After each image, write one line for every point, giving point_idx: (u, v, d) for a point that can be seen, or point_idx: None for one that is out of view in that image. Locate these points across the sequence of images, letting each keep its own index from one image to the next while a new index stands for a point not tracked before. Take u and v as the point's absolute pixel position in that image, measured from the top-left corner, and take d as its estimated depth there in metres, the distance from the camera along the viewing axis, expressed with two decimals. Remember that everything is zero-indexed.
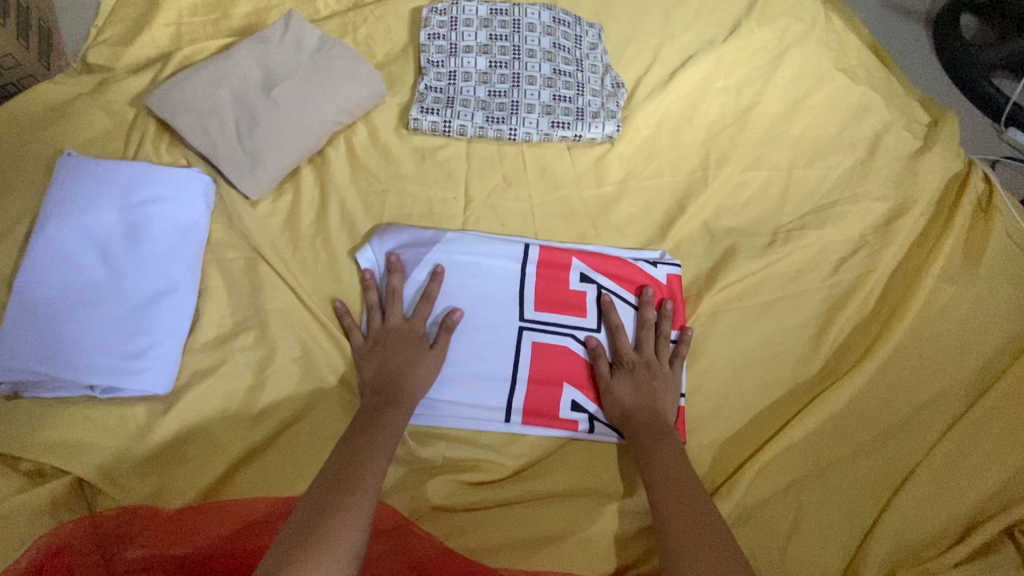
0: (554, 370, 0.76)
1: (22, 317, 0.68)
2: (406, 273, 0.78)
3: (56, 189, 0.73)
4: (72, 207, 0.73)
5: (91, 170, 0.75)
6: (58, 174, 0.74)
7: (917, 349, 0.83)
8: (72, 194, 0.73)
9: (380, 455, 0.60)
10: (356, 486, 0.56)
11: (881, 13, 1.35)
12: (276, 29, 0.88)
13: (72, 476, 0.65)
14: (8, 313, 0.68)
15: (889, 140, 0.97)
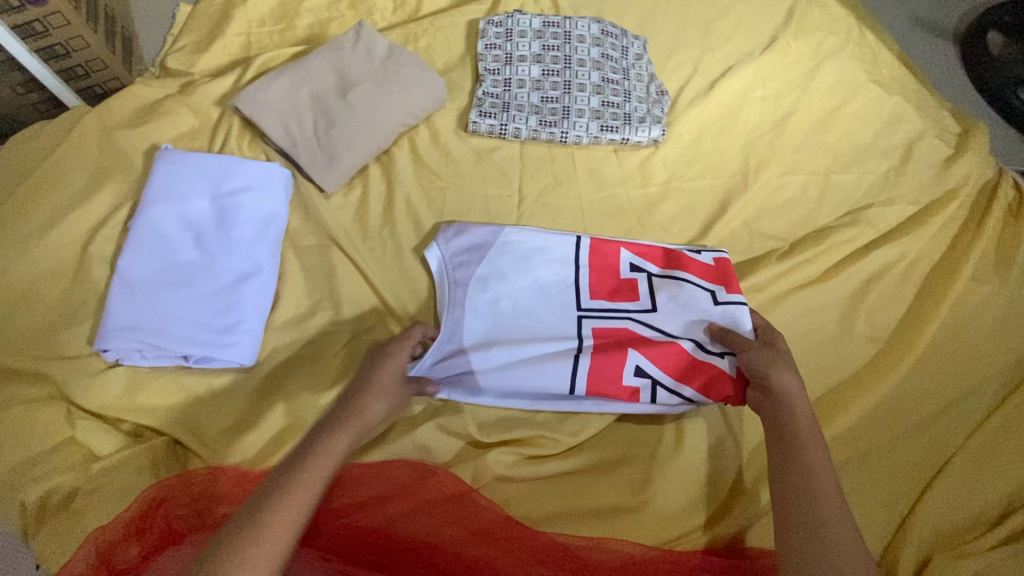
0: (615, 341, 0.77)
1: (126, 292, 0.74)
2: (468, 267, 0.83)
3: (155, 178, 0.80)
4: (170, 195, 0.80)
5: (185, 162, 0.82)
6: (157, 164, 0.82)
7: (953, 345, 0.86)
8: (169, 183, 0.80)
9: (334, 454, 0.57)
10: (295, 488, 0.53)
11: (909, 30, 1.40)
12: (348, 38, 0.95)
13: (168, 438, 0.72)
14: (113, 288, 0.75)
15: (922, 148, 1.01)
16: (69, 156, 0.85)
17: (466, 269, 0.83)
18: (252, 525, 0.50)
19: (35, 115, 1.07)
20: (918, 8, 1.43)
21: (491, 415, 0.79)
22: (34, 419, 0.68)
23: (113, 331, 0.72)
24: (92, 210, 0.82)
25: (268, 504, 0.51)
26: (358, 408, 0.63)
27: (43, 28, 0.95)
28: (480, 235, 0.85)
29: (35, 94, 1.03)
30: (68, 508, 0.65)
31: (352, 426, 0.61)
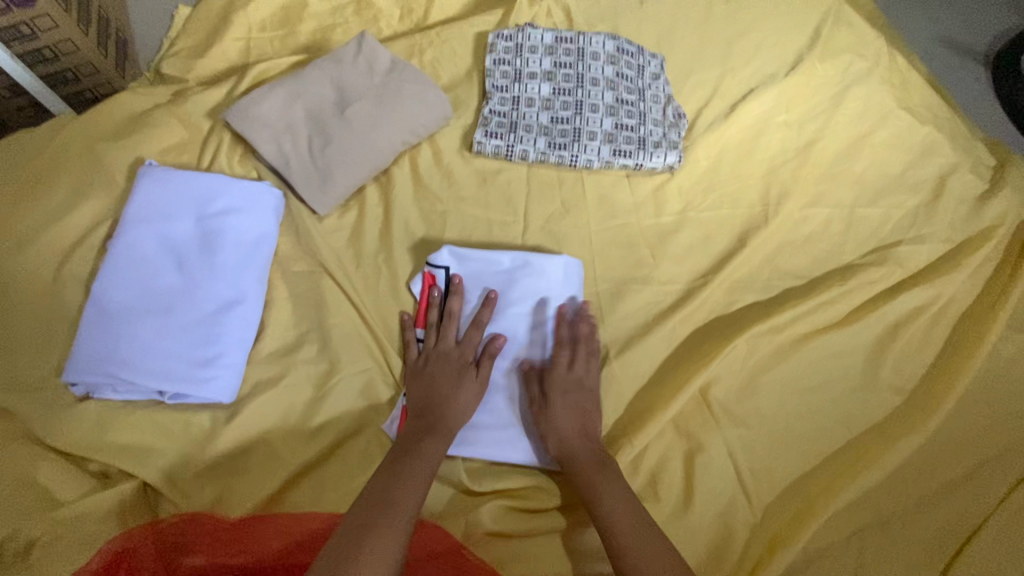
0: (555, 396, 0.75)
1: (100, 320, 0.69)
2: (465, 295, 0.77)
3: (136, 196, 0.76)
4: (152, 215, 0.75)
5: (170, 179, 0.77)
6: (139, 181, 0.77)
7: (984, 399, 0.80)
8: (153, 202, 0.75)
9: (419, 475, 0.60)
10: (388, 528, 0.54)
11: (938, 52, 1.33)
12: (349, 50, 0.90)
13: (138, 480, 0.66)
14: (86, 316, 0.70)
15: (954, 182, 0.95)
16: (49, 168, 0.81)
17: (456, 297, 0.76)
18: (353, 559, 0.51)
19: (21, 118, 1.03)
20: (948, 28, 1.36)
21: (480, 460, 0.73)
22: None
23: (85, 363, 0.67)
24: (70, 227, 0.77)
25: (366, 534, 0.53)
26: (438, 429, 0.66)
27: (30, 31, 0.91)
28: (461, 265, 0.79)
29: (21, 98, 0.99)
30: (25, 558, 0.59)
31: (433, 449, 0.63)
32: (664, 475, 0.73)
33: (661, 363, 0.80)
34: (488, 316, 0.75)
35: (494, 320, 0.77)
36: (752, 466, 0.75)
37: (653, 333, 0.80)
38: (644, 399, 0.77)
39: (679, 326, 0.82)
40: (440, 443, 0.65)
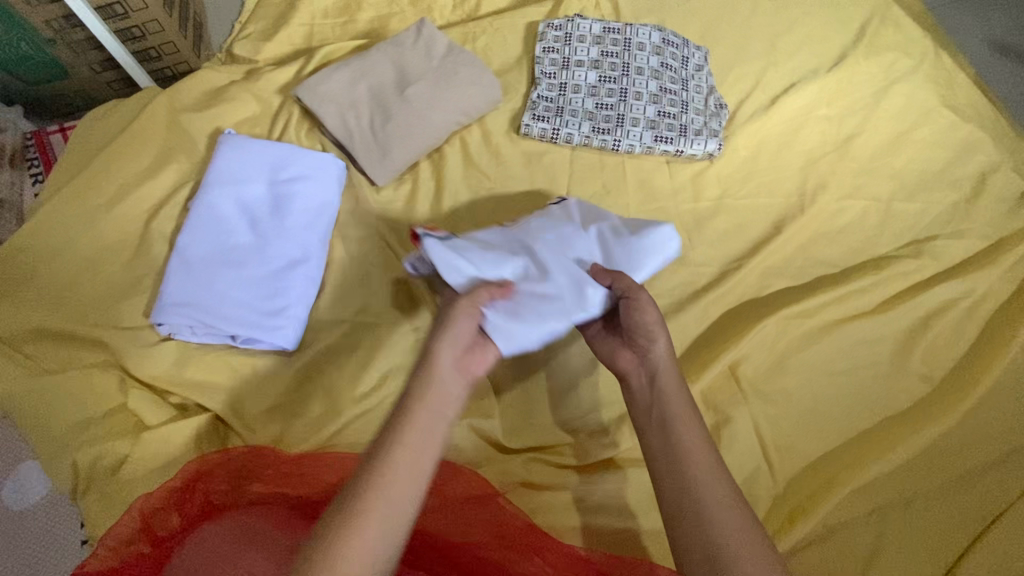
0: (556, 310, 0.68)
1: (183, 269, 0.77)
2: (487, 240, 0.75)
3: (217, 161, 0.83)
4: (230, 179, 0.82)
5: (249, 147, 0.84)
6: (219, 148, 0.84)
7: (1014, 392, 0.81)
8: (233, 166, 0.83)
9: (422, 450, 0.52)
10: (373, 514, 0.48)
11: (987, 54, 1.33)
12: (409, 35, 0.96)
13: (210, 414, 0.73)
14: (170, 265, 0.78)
15: (995, 180, 0.96)
16: (139, 133, 0.89)
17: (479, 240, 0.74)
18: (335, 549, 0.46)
19: (108, 91, 1.12)
20: (998, 31, 1.35)
21: (521, 418, 0.77)
22: (89, 384, 0.72)
23: (168, 305, 0.75)
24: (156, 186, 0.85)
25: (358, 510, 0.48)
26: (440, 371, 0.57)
27: (124, 11, 0.99)
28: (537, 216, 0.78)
29: (110, 72, 1.08)
30: (115, 473, 0.68)
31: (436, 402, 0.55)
32: None
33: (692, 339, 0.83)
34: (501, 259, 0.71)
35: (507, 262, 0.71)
36: (777, 440, 0.78)
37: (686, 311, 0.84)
38: None
39: (710, 305, 0.85)
40: (437, 411, 0.55)
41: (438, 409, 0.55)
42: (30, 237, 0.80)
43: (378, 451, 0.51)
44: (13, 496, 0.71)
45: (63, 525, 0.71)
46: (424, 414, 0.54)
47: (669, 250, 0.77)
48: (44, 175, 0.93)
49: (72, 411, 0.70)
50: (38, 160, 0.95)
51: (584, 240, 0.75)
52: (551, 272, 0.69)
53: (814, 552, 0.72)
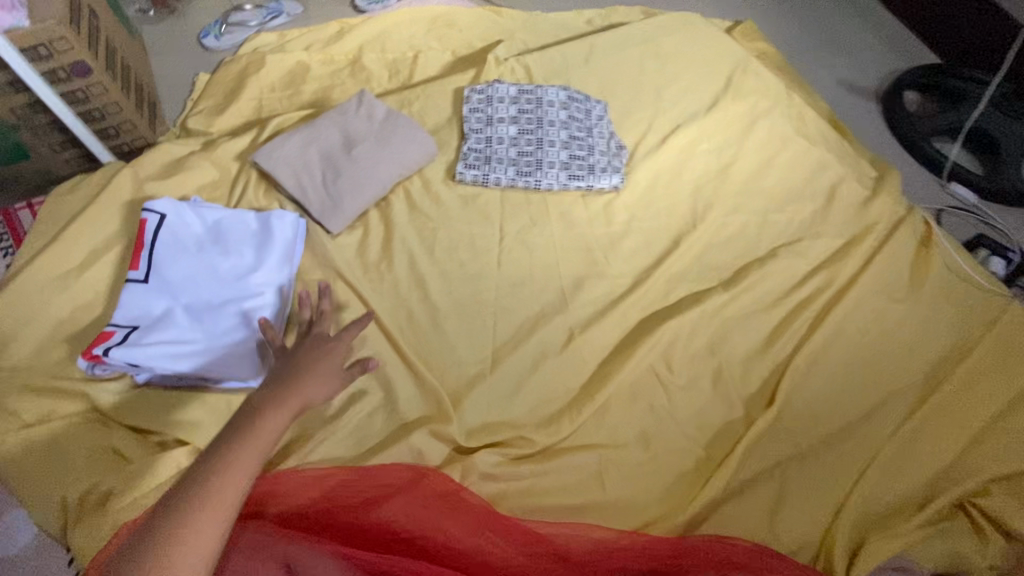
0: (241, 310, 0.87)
1: (144, 336, 0.81)
2: (155, 220, 0.89)
3: (155, 236, 0.88)
4: (173, 249, 0.89)
5: (200, 211, 0.93)
6: (150, 224, 0.89)
7: (875, 355, 0.99)
8: (184, 231, 0.91)
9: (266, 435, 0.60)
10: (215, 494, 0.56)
11: (837, 91, 1.62)
12: (351, 105, 1.11)
13: (192, 446, 0.79)
14: (127, 336, 0.81)
15: (844, 190, 1.18)
16: (106, 205, 0.97)
17: (143, 250, 0.88)
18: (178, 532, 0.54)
19: (66, 169, 1.19)
20: (842, 73, 1.65)
21: (477, 422, 0.88)
22: (73, 434, 0.78)
23: (128, 354, 0.78)
24: (126, 250, 0.94)
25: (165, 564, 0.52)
26: (266, 415, 0.61)
27: (85, 96, 1.10)
28: (165, 225, 0.90)
29: (69, 151, 1.16)
30: (102, 506, 0.72)
31: (256, 446, 0.59)
32: (622, 427, 0.90)
33: (616, 339, 0.98)
34: (160, 244, 0.88)
35: (164, 274, 0.87)
36: (694, 415, 0.92)
37: (608, 316, 0.98)
38: (603, 368, 0.94)
39: (628, 310, 1.00)
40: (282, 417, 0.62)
41: (263, 444, 0.60)
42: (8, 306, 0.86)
43: (198, 497, 0.55)
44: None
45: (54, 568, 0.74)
46: (244, 453, 0.58)
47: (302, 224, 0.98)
48: (14, 249, 0.99)
49: (57, 460, 0.76)
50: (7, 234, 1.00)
51: (235, 255, 0.91)
52: (194, 277, 0.88)
53: (731, 504, 0.85)
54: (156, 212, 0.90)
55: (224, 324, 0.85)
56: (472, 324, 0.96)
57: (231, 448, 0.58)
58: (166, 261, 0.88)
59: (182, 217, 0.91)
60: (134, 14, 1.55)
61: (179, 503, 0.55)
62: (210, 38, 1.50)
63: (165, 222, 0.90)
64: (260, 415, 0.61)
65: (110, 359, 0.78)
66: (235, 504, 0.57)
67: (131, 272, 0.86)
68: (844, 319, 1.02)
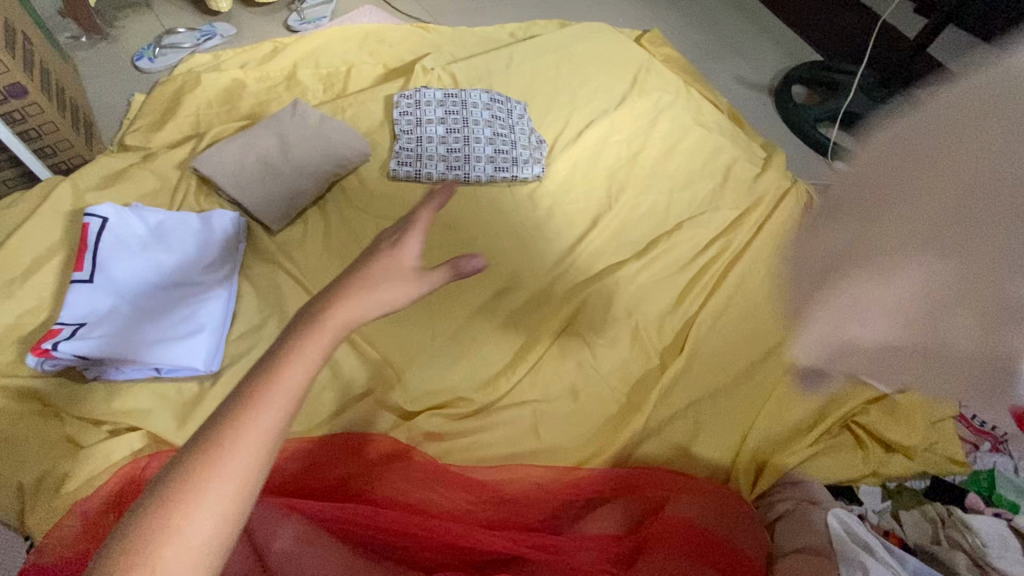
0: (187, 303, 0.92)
1: (92, 330, 0.86)
2: (97, 224, 0.94)
3: (98, 239, 0.93)
4: (117, 250, 0.94)
5: (142, 214, 0.98)
6: (93, 228, 0.94)
7: (771, 305, 1.13)
8: (126, 233, 0.96)
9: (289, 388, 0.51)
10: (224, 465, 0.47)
11: (735, 87, 1.81)
12: (285, 113, 1.19)
13: (143, 432, 0.83)
14: (74, 331, 0.85)
15: (737, 170, 1.34)
16: (47, 216, 1.02)
17: (87, 253, 0.92)
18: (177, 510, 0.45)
19: (3, 190, 1.22)
20: (740, 72, 1.85)
21: (419, 389, 0.96)
22: (25, 428, 0.83)
23: (77, 345, 0.83)
24: (69, 256, 0.98)
25: (157, 550, 0.43)
26: (286, 368, 0.51)
27: (20, 117, 1.14)
28: (108, 228, 0.94)
29: (5, 172, 1.19)
30: (57, 490, 0.78)
31: (265, 420, 0.49)
32: (552, 383, 0.99)
33: (544, 308, 1.08)
34: (104, 245, 0.93)
35: (109, 273, 0.92)
36: (616, 368, 1.03)
37: (535, 288, 1.09)
38: (533, 334, 1.04)
39: (554, 282, 1.11)
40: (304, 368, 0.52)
41: (284, 399, 0.50)
42: None
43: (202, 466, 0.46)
44: None
45: (9, 552, 0.81)
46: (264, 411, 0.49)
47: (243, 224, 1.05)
48: None
49: (9, 453, 0.81)
50: None
51: (179, 254, 0.97)
52: (139, 275, 0.93)
53: (651, 441, 0.96)
54: (98, 217, 0.95)
55: (172, 316, 0.90)
56: (411, 303, 1.04)
57: (247, 407, 0.49)
58: (110, 261, 0.92)
59: (124, 221, 0.96)
60: (66, 40, 1.58)
61: (173, 480, 0.46)
62: (144, 60, 1.54)
63: (108, 226, 0.95)
64: (281, 366, 0.51)
65: (59, 353, 0.82)
66: (252, 472, 0.48)
67: (76, 274, 0.91)
68: (743, 276, 1.16)
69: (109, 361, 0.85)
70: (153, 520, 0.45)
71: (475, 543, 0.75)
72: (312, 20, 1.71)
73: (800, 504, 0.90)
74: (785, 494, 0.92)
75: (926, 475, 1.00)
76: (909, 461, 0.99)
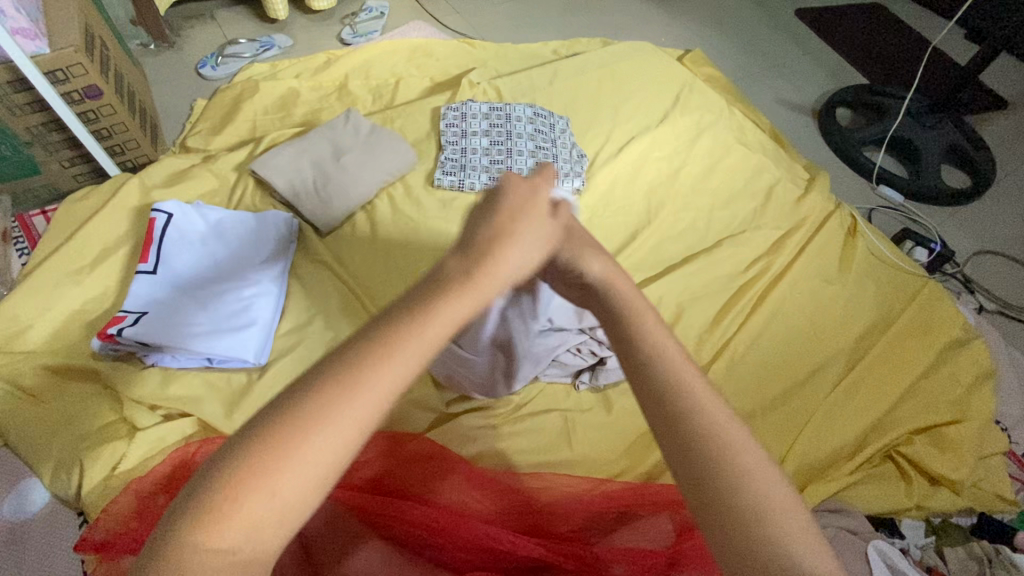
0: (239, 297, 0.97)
1: (152, 319, 0.91)
2: (162, 218, 1.00)
3: (162, 232, 0.99)
4: (179, 244, 0.99)
5: (203, 211, 1.04)
6: (158, 222, 0.99)
7: (812, 329, 1.11)
8: (188, 228, 1.01)
9: (434, 334, 0.44)
10: (319, 436, 0.40)
11: (778, 108, 1.80)
12: (338, 121, 1.24)
13: (195, 418, 0.88)
14: (136, 319, 0.90)
15: (779, 190, 1.33)
16: (115, 210, 1.08)
17: (150, 244, 0.98)
18: (242, 488, 0.39)
19: (74, 184, 1.30)
20: (783, 93, 1.84)
21: (457, 392, 0.98)
22: (86, 409, 0.88)
23: (140, 332, 0.88)
24: (134, 249, 1.04)
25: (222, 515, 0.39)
26: (443, 307, 0.44)
27: (95, 116, 1.22)
28: (171, 224, 1.00)
29: (78, 167, 1.27)
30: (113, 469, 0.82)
31: (380, 384, 0.41)
32: (588, 395, 0.99)
33: None
34: (167, 239, 0.98)
35: (171, 266, 0.97)
36: None
37: None
38: None
39: None
40: (463, 306, 0.45)
41: (418, 352, 0.43)
42: (25, 299, 0.96)
43: (306, 421, 0.40)
44: (14, 509, 0.84)
45: (62, 529, 0.83)
46: (393, 365, 0.42)
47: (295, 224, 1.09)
48: (29, 251, 1.10)
49: (71, 430, 0.86)
50: (23, 239, 1.11)
51: (235, 251, 1.01)
52: (197, 269, 0.98)
53: None
54: (163, 211, 1.00)
55: (225, 309, 0.95)
56: None
57: (366, 359, 0.42)
58: (171, 254, 0.98)
59: (187, 217, 1.02)
60: (135, 48, 1.69)
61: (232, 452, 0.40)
62: (207, 68, 1.63)
63: (171, 221, 1.00)
64: (436, 298, 0.44)
65: (123, 338, 0.88)
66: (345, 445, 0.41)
67: (140, 265, 0.96)
68: (783, 297, 1.14)
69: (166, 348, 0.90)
70: (218, 487, 0.39)
71: (513, 549, 0.76)
72: (364, 34, 1.79)
73: (839, 532, 0.88)
74: (823, 522, 0.90)
75: (974, 512, 0.97)
76: (955, 496, 0.96)
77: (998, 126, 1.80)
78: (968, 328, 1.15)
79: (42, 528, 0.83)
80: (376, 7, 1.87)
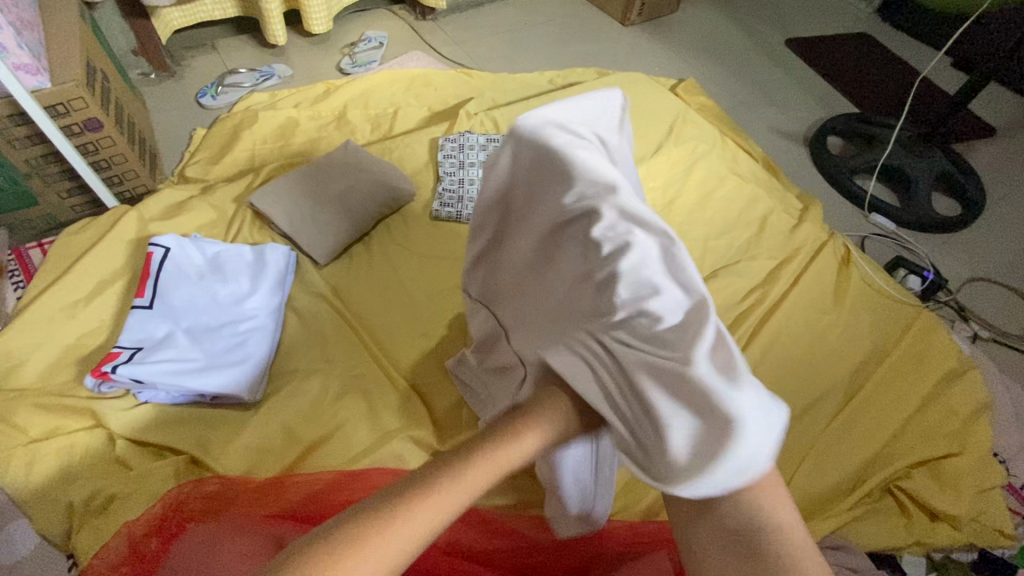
0: (236, 333, 0.97)
1: (148, 356, 0.90)
2: (159, 252, 0.99)
3: (160, 266, 0.99)
4: (177, 279, 0.99)
5: (201, 245, 1.04)
6: (155, 256, 0.99)
7: (808, 360, 1.12)
8: (186, 262, 1.01)
9: (445, 515, 0.49)
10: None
11: (771, 137, 1.83)
12: (337, 152, 1.24)
13: (187, 455, 0.87)
14: (132, 356, 0.90)
15: (773, 220, 1.34)
16: (112, 243, 1.08)
17: (148, 279, 0.97)
18: None
19: (71, 214, 1.30)
20: (774, 122, 1.88)
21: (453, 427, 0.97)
22: (77, 447, 0.87)
23: (135, 369, 0.87)
24: (131, 283, 1.04)
25: None
26: (451, 492, 0.49)
27: (95, 148, 1.23)
28: (168, 258, 1.00)
29: (76, 198, 1.28)
30: (105, 510, 0.82)
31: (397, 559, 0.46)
32: None
33: None
34: (165, 273, 0.98)
35: (168, 301, 0.97)
36: None
37: None
38: None
39: None
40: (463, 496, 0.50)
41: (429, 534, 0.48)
42: (19, 335, 0.95)
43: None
44: None
45: (52, 572, 0.82)
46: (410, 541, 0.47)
47: (293, 258, 1.09)
48: (25, 284, 1.10)
49: (63, 470, 0.85)
50: (19, 271, 1.11)
51: (232, 286, 1.01)
52: (193, 303, 0.98)
53: None
54: (161, 245, 1.00)
55: (222, 346, 0.95)
56: (448, 341, 1.05)
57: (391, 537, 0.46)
58: (168, 289, 0.98)
59: (185, 250, 1.02)
60: (136, 77, 1.70)
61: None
62: (207, 98, 1.65)
63: (169, 254, 1.00)
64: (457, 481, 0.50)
65: (117, 375, 0.87)
66: None
67: (137, 299, 0.96)
68: (779, 328, 1.15)
69: (161, 385, 0.89)
70: None
71: None
72: (363, 64, 1.82)
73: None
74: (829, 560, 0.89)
75: (975, 548, 0.97)
76: (955, 531, 0.95)
77: (987, 154, 1.83)
78: (964, 358, 1.15)
79: (31, 570, 0.81)
80: (374, 38, 1.90)
